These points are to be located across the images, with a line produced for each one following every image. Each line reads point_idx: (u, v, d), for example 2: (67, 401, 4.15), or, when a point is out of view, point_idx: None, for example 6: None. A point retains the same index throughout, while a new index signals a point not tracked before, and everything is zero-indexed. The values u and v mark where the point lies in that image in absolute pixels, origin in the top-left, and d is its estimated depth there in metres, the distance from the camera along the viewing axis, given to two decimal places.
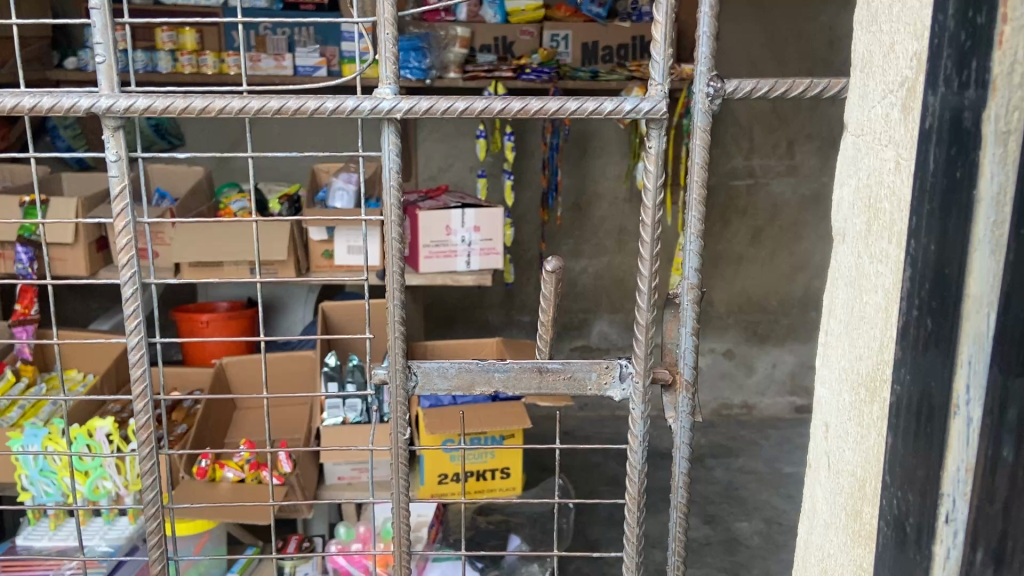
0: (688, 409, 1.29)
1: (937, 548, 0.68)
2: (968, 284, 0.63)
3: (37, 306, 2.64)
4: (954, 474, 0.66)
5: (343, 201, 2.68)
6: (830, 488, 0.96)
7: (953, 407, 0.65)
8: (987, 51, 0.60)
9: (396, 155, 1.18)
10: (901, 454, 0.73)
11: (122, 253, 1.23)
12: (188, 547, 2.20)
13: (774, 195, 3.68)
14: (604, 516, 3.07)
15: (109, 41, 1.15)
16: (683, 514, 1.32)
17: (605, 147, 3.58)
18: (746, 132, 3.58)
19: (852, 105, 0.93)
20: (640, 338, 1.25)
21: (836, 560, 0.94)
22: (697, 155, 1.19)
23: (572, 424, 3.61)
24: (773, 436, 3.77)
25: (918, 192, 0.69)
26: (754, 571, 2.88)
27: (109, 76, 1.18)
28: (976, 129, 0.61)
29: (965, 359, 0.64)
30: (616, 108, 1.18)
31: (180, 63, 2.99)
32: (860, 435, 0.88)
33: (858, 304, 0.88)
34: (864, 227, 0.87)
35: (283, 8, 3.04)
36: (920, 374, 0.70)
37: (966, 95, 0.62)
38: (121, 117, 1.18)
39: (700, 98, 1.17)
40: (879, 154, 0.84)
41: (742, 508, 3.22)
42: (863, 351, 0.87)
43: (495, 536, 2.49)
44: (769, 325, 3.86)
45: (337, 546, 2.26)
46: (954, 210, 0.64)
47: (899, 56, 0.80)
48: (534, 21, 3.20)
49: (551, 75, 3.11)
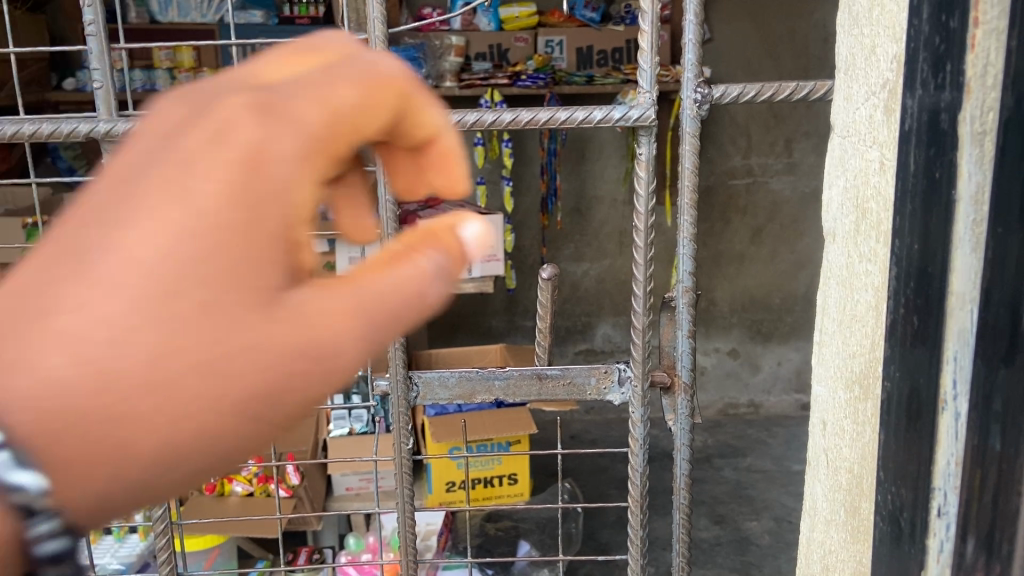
0: (687, 411, 1.29)
1: (931, 542, 0.69)
2: (952, 281, 0.65)
3: None
4: (944, 468, 0.67)
5: None
6: (829, 484, 0.97)
7: (941, 403, 0.67)
8: (961, 55, 0.62)
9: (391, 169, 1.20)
10: (894, 448, 0.75)
11: None
12: (199, 562, 2.23)
13: (773, 193, 3.69)
14: (613, 519, 3.08)
15: (106, 67, 1.16)
16: (687, 515, 1.32)
17: (604, 152, 3.59)
18: (743, 131, 3.59)
19: (837, 108, 0.94)
20: (637, 342, 1.25)
21: (838, 556, 0.95)
22: (687, 160, 1.21)
23: (577, 428, 3.62)
24: (781, 434, 3.78)
25: (901, 192, 0.71)
26: (765, 569, 2.87)
27: (108, 101, 1.19)
28: (953, 129, 0.63)
29: (951, 355, 0.65)
30: (606, 117, 1.19)
31: (178, 81, 3.01)
32: (856, 431, 0.89)
33: (850, 303, 0.89)
34: (854, 226, 0.88)
35: (279, 23, 3.08)
36: (910, 371, 0.71)
37: (943, 97, 0.64)
38: (120, 140, 1.19)
39: (688, 104, 1.18)
40: (865, 155, 0.85)
41: (751, 507, 3.23)
42: (855, 349, 0.88)
43: (504, 542, 2.52)
44: (773, 324, 3.87)
45: (348, 557, 2.29)
46: (935, 210, 0.66)
47: (881, 59, 0.82)
48: (528, 28, 3.22)
49: (547, 81, 3.15)
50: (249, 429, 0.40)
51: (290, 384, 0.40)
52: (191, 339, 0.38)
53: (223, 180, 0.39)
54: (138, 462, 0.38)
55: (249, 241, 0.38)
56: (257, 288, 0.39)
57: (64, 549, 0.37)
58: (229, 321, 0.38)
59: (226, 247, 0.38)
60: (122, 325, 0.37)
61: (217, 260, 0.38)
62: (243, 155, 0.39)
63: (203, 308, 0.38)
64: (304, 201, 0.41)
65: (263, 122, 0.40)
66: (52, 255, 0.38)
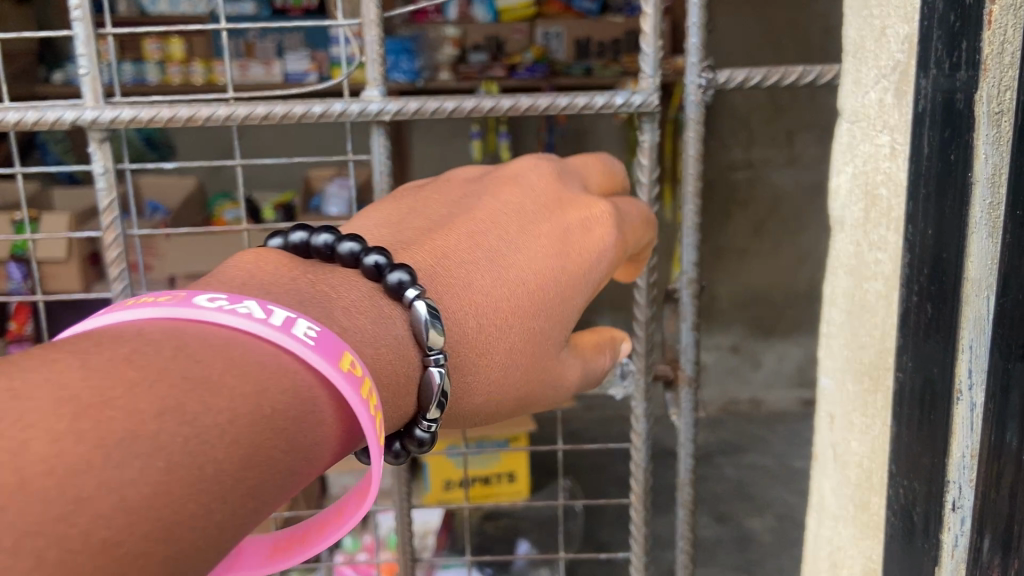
0: (691, 405, 1.27)
1: (945, 537, 0.67)
2: (967, 267, 0.62)
3: (32, 324, 2.64)
4: (958, 461, 0.65)
5: (338, 205, 2.73)
6: (837, 480, 0.94)
7: (956, 393, 0.65)
8: (977, 32, 0.59)
9: (387, 156, 1.18)
10: (903, 441, 0.72)
11: (113, 267, 1.21)
12: None
13: (775, 186, 3.66)
14: (614, 516, 3.06)
15: (92, 53, 1.13)
16: (691, 511, 1.30)
17: (601, 145, 3.56)
18: (744, 123, 3.56)
19: (845, 92, 0.91)
20: (639, 335, 1.23)
21: (847, 554, 0.92)
22: (691, 148, 1.18)
23: (577, 425, 3.60)
24: (782, 430, 3.77)
25: (913, 176, 0.68)
26: (767, 567, 2.86)
27: (94, 88, 1.16)
28: (968, 110, 0.61)
29: (966, 344, 0.63)
30: (607, 103, 1.16)
31: (169, 73, 2.98)
32: (865, 425, 0.86)
33: (859, 293, 0.87)
34: (863, 213, 0.86)
35: (271, 14, 3.05)
36: (922, 362, 0.68)
37: (958, 77, 0.61)
38: (107, 129, 1.16)
39: (692, 90, 1.15)
40: (875, 140, 0.83)
41: (753, 504, 3.21)
42: (864, 340, 0.86)
43: (503, 541, 2.50)
44: (774, 319, 3.86)
45: (344, 556, 2.26)
46: (950, 193, 0.63)
47: (891, 40, 0.79)
48: (525, 19, 3.19)
49: (545, 73, 3.12)
50: (519, 393, 0.85)
51: (548, 361, 0.87)
52: (535, 322, 0.84)
53: (577, 256, 0.90)
54: (479, 387, 0.80)
55: (575, 294, 0.89)
56: (564, 325, 0.88)
57: (425, 440, 0.72)
58: (556, 331, 0.87)
59: (563, 292, 0.88)
60: (516, 299, 0.83)
61: (561, 303, 0.88)
62: (593, 248, 0.92)
63: (551, 321, 0.87)
64: (595, 286, 0.93)
65: (609, 232, 0.94)
66: (498, 247, 0.86)
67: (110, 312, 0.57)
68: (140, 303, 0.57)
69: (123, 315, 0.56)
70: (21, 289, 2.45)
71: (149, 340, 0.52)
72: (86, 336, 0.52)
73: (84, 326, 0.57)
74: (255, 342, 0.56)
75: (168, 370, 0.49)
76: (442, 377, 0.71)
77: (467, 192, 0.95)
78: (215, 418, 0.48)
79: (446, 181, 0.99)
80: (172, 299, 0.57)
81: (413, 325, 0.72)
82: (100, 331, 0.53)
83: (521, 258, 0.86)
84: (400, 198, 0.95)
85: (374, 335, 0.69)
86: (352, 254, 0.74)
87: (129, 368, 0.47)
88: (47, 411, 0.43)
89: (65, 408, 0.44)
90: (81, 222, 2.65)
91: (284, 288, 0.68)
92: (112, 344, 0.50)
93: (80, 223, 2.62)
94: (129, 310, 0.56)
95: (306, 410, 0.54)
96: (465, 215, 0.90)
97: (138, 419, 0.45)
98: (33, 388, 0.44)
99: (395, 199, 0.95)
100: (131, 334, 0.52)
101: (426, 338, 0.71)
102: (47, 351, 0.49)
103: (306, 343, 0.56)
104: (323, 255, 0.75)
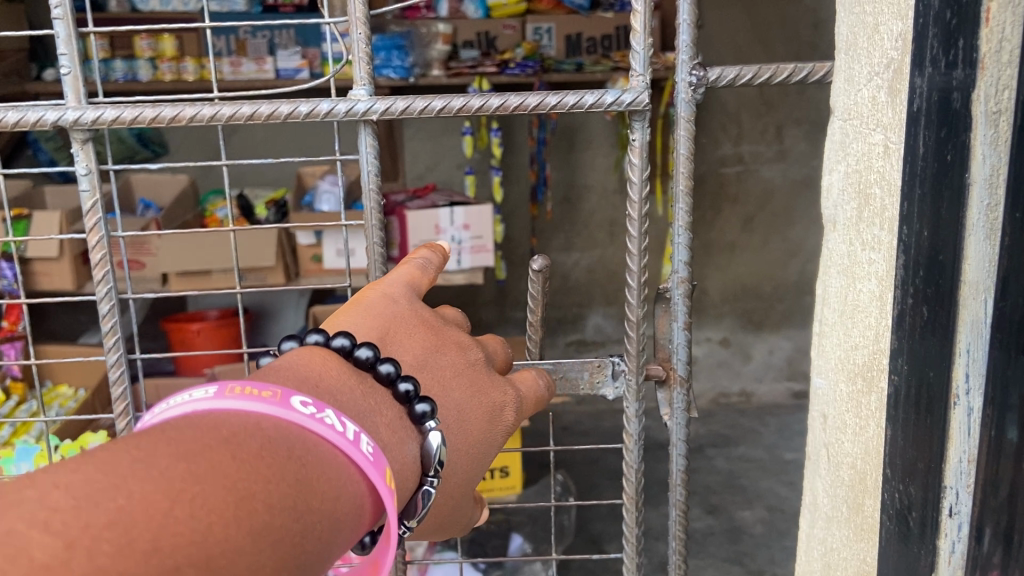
0: (683, 405, 1.26)
1: (940, 542, 0.67)
2: (964, 270, 0.61)
3: (24, 322, 2.62)
4: (956, 465, 0.65)
5: (330, 204, 2.72)
6: (831, 480, 0.94)
7: (953, 398, 0.64)
8: (973, 29, 0.58)
9: (374, 157, 1.16)
10: (900, 446, 0.71)
11: (98, 268, 1.19)
12: None
13: (764, 180, 3.65)
14: (606, 510, 3.06)
15: (74, 52, 1.12)
16: (683, 511, 1.29)
17: (592, 140, 3.54)
18: (733, 118, 3.55)
19: (838, 89, 0.90)
20: (632, 335, 1.21)
21: (840, 554, 0.92)
22: (682, 146, 1.17)
23: (570, 420, 3.60)
24: (772, 422, 3.77)
25: (908, 176, 0.67)
26: (758, 559, 2.86)
27: (76, 88, 1.14)
28: (966, 109, 0.60)
29: (963, 347, 0.62)
30: (598, 101, 1.15)
31: (160, 71, 2.95)
32: (859, 425, 0.86)
33: (851, 293, 0.86)
34: (856, 212, 0.85)
35: (262, 11, 3.01)
36: (918, 363, 0.67)
37: (955, 75, 0.60)
38: (90, 129, 1.14)
39: (683, 88, 1.14)
40: (867, 138, 0.82)
41: (744, 496, 3.21)
42: (858, 340, 0.85)
43: (496, 535, 2.49)
44: (764, 312, 3.86)
45: None
46: (947, 193, 0.62)
47: (884, 38, 0.78)
48: (516, 15, 3.16)
49: (536, 69, 3.10)
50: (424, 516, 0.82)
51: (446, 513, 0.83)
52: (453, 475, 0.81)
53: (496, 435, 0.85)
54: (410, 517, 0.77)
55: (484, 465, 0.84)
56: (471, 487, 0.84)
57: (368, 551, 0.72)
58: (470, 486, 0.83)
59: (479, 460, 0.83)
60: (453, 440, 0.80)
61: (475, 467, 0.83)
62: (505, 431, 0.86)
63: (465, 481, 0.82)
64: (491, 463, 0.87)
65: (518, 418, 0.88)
66: (458, 403, 0.82)
67: (220, 397, 0.59)
68: (243, 393, 0.59)
69: (228, 406, 0.58)
70: (13, 288, 2.43)
71: (269, 438, 0.57)
72: (208, 421, 0.57)
73: (186, 405, 0.59)
74: (329, 449, 0.60)
75: (285, 472, 0.55)
76: (430, 501, 0.72)
77: (438, 337, 0.84)
78: (313, 522, 0.56)
79: (416, 303, 0.86)
80: (273, 398, 0.60)
81: (424, 451, 0.72)
82: (215, 420, 0.57)
83: (466, 426, 0.82)
84: (372, 320, 0.81)
85: (397, 454, 0.70)
86: (388, 376, 0.73)
87: (261, 467, 0.54)
88: (215, 492, 0.51)
89: (225, 493, 0.51)
90: (73, 221, 2.63)
91: (341, 400, 0.69)
92: (239, 438, 0.56)
93: (72, 222, 2.60)
94: (237, 400, 0.59)
95: (364, 513, 0.61)
96: (428, 371, 0.81)
97: (271, 511, 0.53)
98: (209, 473, 0.52)
99: (362, 320, 0.81)
100: (247, 428, 0.57)
101: (432, 466, 0.72)
102: (191, 433, 0.54)
103: (368, 458, 0.62)
104: (358, 363, 0.73)
